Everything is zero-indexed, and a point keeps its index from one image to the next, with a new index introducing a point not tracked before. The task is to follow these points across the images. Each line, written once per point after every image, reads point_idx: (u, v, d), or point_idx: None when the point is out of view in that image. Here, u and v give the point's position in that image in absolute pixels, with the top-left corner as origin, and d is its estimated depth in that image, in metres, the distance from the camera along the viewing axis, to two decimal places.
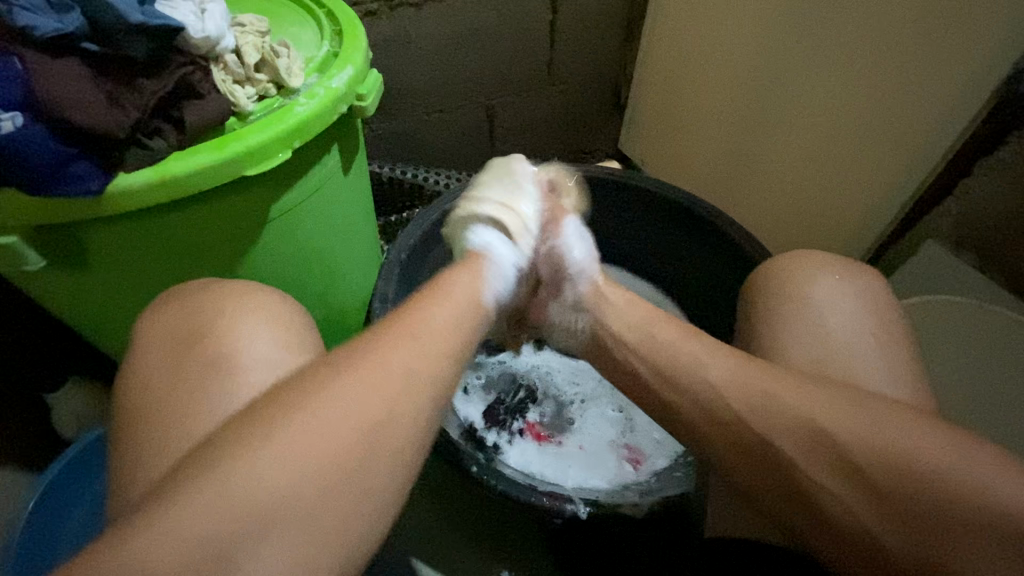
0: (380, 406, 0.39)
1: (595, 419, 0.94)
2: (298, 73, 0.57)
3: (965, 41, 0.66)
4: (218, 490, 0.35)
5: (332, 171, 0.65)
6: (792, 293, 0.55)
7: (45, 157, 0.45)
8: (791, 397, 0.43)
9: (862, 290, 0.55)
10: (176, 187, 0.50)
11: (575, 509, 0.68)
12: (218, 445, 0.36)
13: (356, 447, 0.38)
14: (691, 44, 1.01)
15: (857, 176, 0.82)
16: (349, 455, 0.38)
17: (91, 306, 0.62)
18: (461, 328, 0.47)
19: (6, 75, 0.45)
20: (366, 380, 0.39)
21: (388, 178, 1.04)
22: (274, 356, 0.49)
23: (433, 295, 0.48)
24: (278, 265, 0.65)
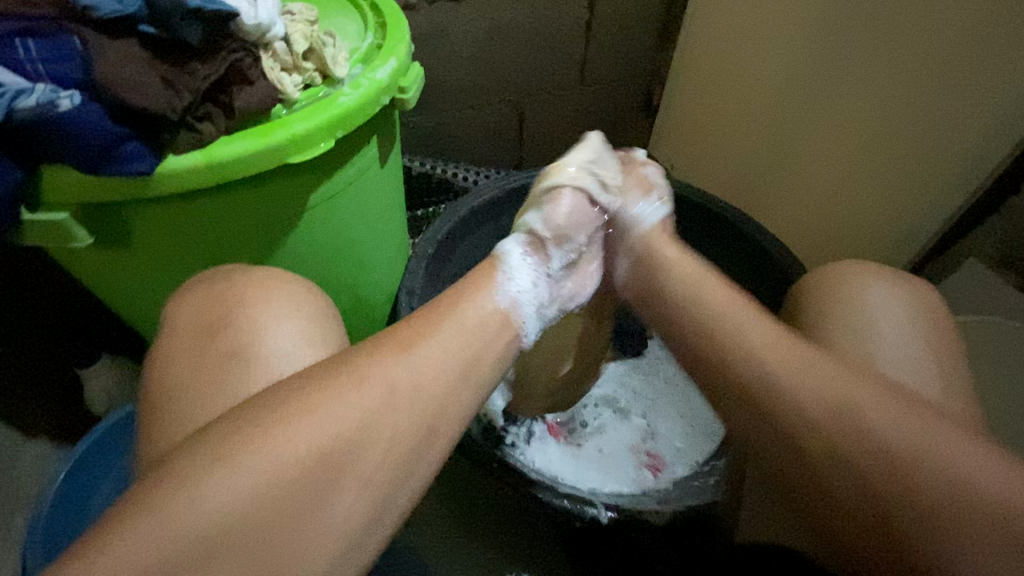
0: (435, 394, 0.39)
1: (614, 424, 0.93)
2: (343, 63, 0.57)
3: (1021, 59, 0.64)
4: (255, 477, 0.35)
5: (369, 163, 0.65)
6: (831, 305, 0.54)
7: (99, 136, 0.45)
8: (871, 410, 0.41)
9: (899, 304, 0.53)
10: (222, 171, 0.50)
11: (597, 512, 0.68)
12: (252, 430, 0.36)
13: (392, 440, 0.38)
14: (727, 47, 1.00)
15: (896, 188, 0.80)
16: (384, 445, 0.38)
17: (130, 286, 0.63)
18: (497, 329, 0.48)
19: (66, 54, 0.45)
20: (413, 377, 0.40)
21: (416, 172, 1.04)
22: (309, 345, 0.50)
23: (466, 308, 0.48)
24: (312, 254, 0.66)
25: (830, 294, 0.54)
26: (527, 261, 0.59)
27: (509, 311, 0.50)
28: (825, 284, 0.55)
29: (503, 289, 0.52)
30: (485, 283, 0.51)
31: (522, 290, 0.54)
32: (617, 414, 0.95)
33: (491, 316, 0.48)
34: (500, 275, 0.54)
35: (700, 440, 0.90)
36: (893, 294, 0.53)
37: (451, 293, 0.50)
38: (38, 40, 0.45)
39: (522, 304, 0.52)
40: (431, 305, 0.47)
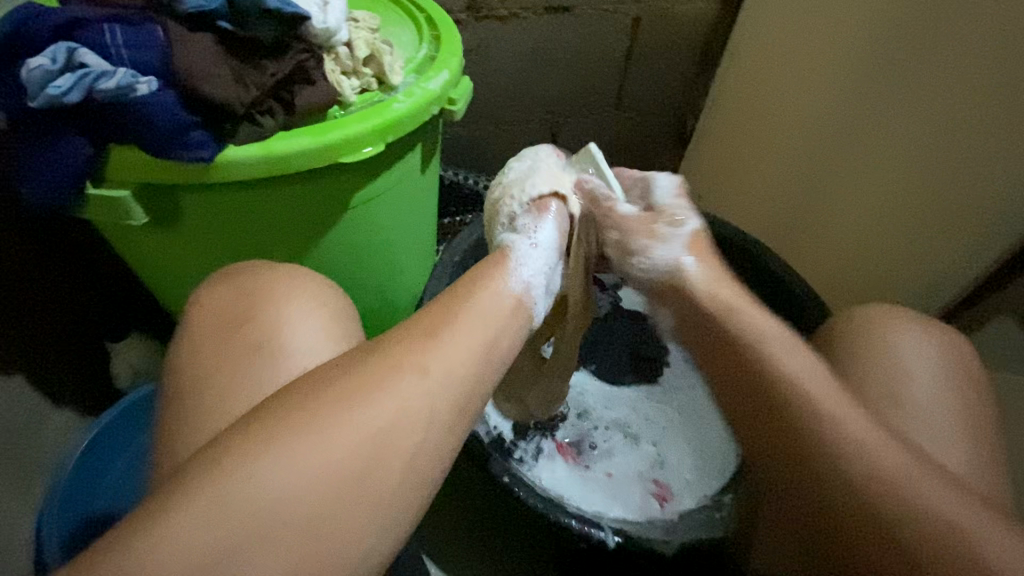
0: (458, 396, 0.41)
1: (624, 449, 0.93)
2: (399, 72, 0.59)
3: None
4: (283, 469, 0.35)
5: (411, 169, 0.66)
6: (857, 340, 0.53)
7: (169, 121, 0.47)
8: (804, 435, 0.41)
9: (923, 343, 0.52)
10: (278, 164, 0.52)
11: (604, 536, 0.69)
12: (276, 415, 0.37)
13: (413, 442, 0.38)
14: (763, 86, 1.01)
15: (923, 236, 0.80)
16: (412, 445, 0.38)
17: (169, 267, 0.65)
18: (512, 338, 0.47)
19: (148, 41, 0.47)
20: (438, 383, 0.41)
21: (449, 182, 1.07)
22: (334, 340, 0.51)
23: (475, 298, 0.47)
24: (346, 252, 0.67)
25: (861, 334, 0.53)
26: (534, 249, 0.56)
27: (523, 296, 0.50)
28: (855, 324, 0.55)
29: (518, 273, 0.52)
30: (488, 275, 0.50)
31: (533, 274, 0.53)
32: (627, 439, 0.95)
33: (506, 303, 0.48)
34: (512, 264, 0.53)
35: (710, 473, 0.90)
36: (918, 333, 0.52)
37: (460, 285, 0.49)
38: (124, 27, 0.47)
39: (535, 289, 0.52)
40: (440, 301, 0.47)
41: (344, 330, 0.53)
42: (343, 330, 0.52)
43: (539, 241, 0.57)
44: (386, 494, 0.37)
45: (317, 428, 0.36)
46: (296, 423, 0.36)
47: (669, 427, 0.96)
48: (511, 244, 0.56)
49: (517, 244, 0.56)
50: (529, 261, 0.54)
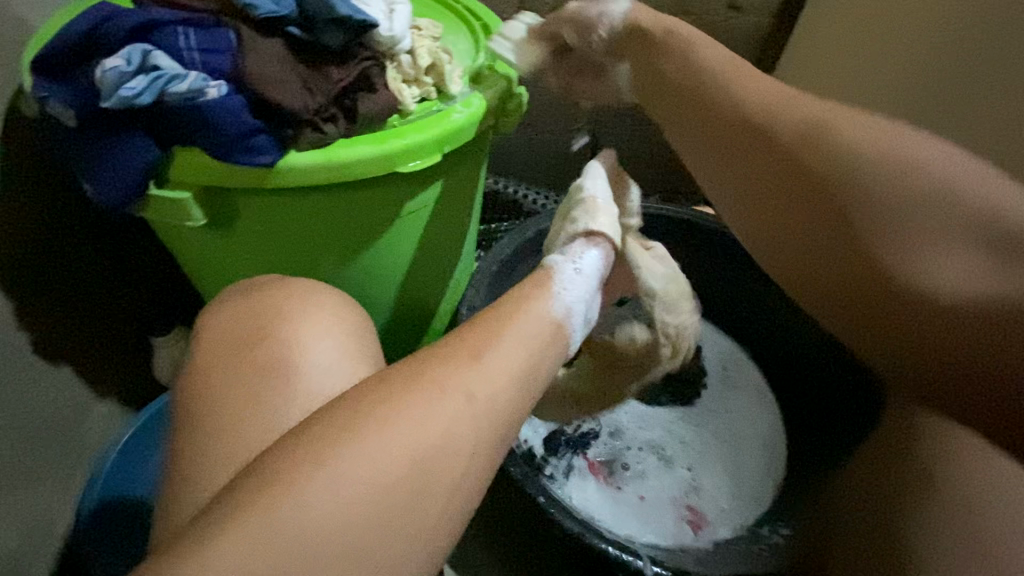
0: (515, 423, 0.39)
1: (658, 473, 0.91)
2: (459, 81, 0.58)
3: None
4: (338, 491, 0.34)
5: (461, 179, 0.66)
6: None
7: (236, 126, 0.47)
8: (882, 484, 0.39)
9: None
10: (337, 172, 0.51)
11: (642, 565, 0.67)
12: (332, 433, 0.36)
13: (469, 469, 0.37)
14: None
15: None
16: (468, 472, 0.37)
17: (217, 267, 0.65)
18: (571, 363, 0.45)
19: (219, 46, 0.48)
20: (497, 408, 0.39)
21: (489, 190, 1.06)
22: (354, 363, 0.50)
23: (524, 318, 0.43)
24: (392, 260, 0.67)
25: None
26: (577, 274, 0.52)
27: (563, 322, 0.45)
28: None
29: (560, 295, 0.48)
30: (534, 293, 0.47)
31: (576, 299, 0.48)
32: (661, 462, 0.92)
33: (548, 324, 0.44)
34: (554, 287, 0.48)
35: (745, 503, 0.87)
36: None
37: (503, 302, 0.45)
38: (197, 31, 0.48)
39: (576, 317, 0.47)
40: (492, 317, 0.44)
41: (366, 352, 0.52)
42: (359, 351, 0.51)
43: (582, 268, 0.53)
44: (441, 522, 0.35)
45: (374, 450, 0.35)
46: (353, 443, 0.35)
47: (704, 452, 0.93)
48: (553, 265, 0.52)
49: (562, 267, 0.52)
50: (571, 285, 0.50)
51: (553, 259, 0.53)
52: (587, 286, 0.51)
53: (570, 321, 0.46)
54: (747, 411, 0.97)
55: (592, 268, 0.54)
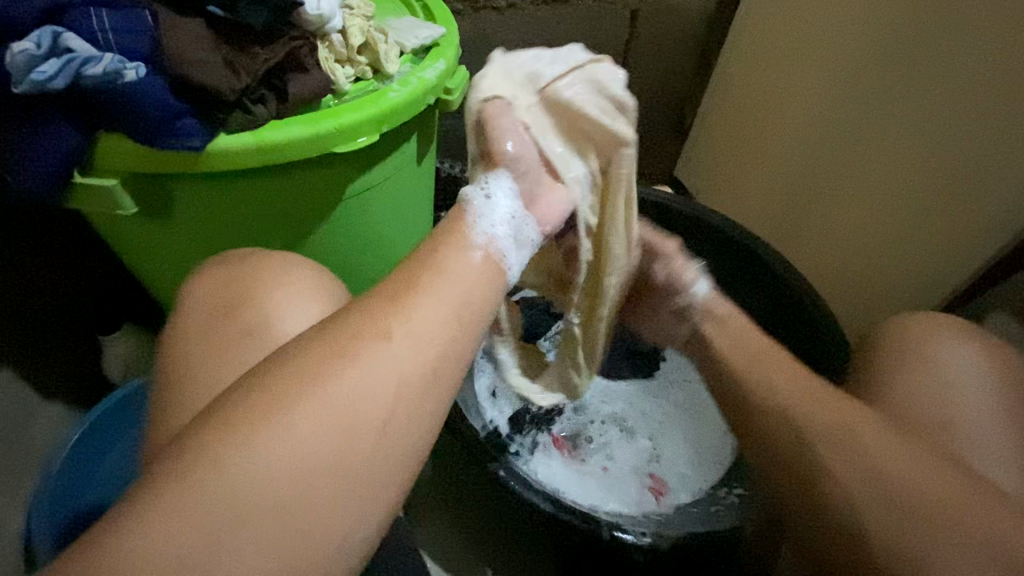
0: None
1: (620, 444, 0.93)
2: (395, 60, 0.58)
3: None
4: None
5: (406, 161, 0.65)
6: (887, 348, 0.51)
7: (158, 109, 0.46)
8: None
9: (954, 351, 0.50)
10: (271, 154, 0.51)
11: (598, 530, 0.69)
12: None
13: None
14: (756, 80, 0.99)
15: (921, 233, 0.78)
16: None
17: (159, 258, 0.64)
18: None
19: (136, 27, 0.47)
20: None
21: (446, 175, 1.05)
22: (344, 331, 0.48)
23: (450, 261, 0.39)
24: (341, 244, 0.66)
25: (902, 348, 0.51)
26: (498, 200, 0.47)
27: (490, 251, 0.42)
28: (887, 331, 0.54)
29: (478, 225, 0.43)
30: (456, 226, 0.43)
31: (498, 227, 0.44)
32: (623, 433, 0.94)
33: (477, 265, 0.40)
34: (471, 214, 0.44)
35: (706, 468, 0.90)
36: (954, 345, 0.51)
37: (425, 246, 0.41)
38: (111, 12, 0.46)
39: (502, 240, 0.44)
40: (415, 258, 0.40)
41: (326, 299, 0.51)
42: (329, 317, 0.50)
43: (496, 193, 0.47)
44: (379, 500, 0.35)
45: None
46: None
47: (665, 422, 0.95)
48: (464, 195, 0.46)
49: (476, 199, 0.46)
50: (493, 215, 0.45)
51: (469, 191, 0.47)
52: (507, 210, 0.46)
53: (501, 253, 0.43)
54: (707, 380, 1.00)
55: (510, 190, 0.49)
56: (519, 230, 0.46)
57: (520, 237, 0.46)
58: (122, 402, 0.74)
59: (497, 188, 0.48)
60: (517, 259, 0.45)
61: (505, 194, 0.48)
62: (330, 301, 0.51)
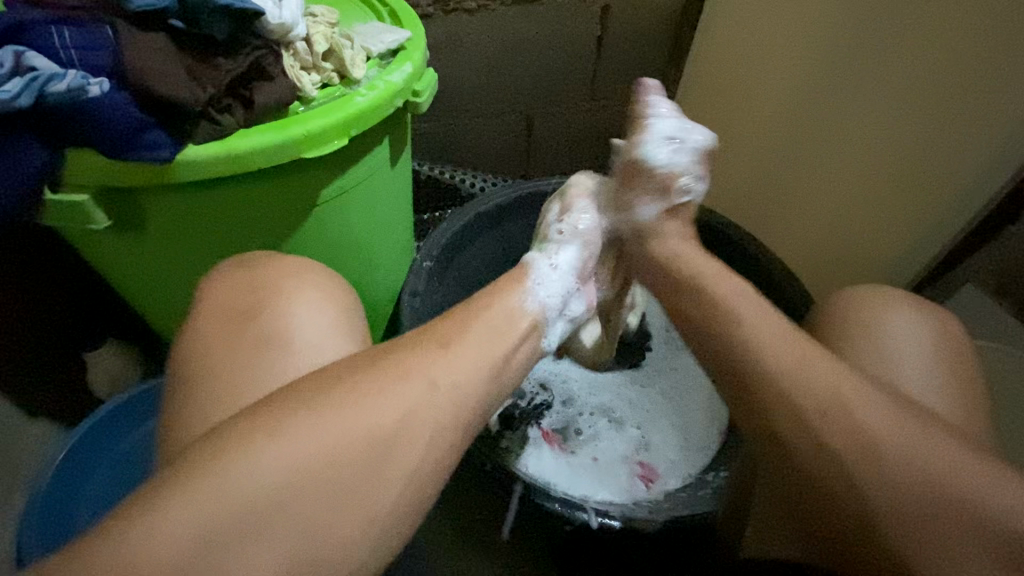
0: (431, 386, 0.40)
1: (610, 434, 0.94)
2: (361, 65, 0.59)
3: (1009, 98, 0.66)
4: (246, 473, 0.34)
5: (380, 163, 0.66)
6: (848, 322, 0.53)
7: (124, 123, 0.47)
8: None
9: (914, 324, 0.53)
10: (240, 162, 0.52)
11: (587, 518, 0.70)
12: (239, 417, 0.37)
13: (384, 443, 0.38)
14: (727, 70, 1.01)
15: (889, 212, 0.80)
16: (391, 447, 0.38)
17: (138, 272, 0.65)
18: (488, 320, 0.47)
19: (98, 43, 0.47)
20: (409, 373, 0.40)
21: (426, 177, 1.06)
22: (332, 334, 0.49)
23: (505, 316, 0.48)
24: (319, 248, 0.67)
25: (861, 318, 0.54)
26: (553, 271, 0.59)
27: (539, 315, 0.51)
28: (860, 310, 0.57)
29: (536, 292, 0.53)
30: (521, 288, 0.52)
31: (550, 296, 0.54)
32: (611, 423, 0.95)
33: (528, 321, 0.49)
34: (531, 280, 0.54)
35: (694, 452, 0.91)
36: (916, 319, 0.54)
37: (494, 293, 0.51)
38: (72, 29, 0.47)
39: (551, 309, 0.54)
40: (477, 308, 0.48)
41: (342, 317, 0.51)
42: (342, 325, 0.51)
43: (556, 262, 0.61)
44: (362, 491, 0.36)
45: (284, 428, 0.36)
46: (261, 426, 0.36)
47: (653, 410, 0.96)
48: (532, 261, 0.59)
49: (541, 268, 0.58)
50: (549, 287, 0.56)
51: (534, 258, 0.60)
52: (560, 282, 0.58)
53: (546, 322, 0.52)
54: (692, 367, 1.01)
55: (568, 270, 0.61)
56: (563, 305, 0.57)
57: (563, 312, 0.57)
58: (110, 416, 0.75)
59: (554, 258, 0.61)
60: (557, 329, 0.55)
61: (559, 270, 0.59)
62: (333, 304, 0.52)
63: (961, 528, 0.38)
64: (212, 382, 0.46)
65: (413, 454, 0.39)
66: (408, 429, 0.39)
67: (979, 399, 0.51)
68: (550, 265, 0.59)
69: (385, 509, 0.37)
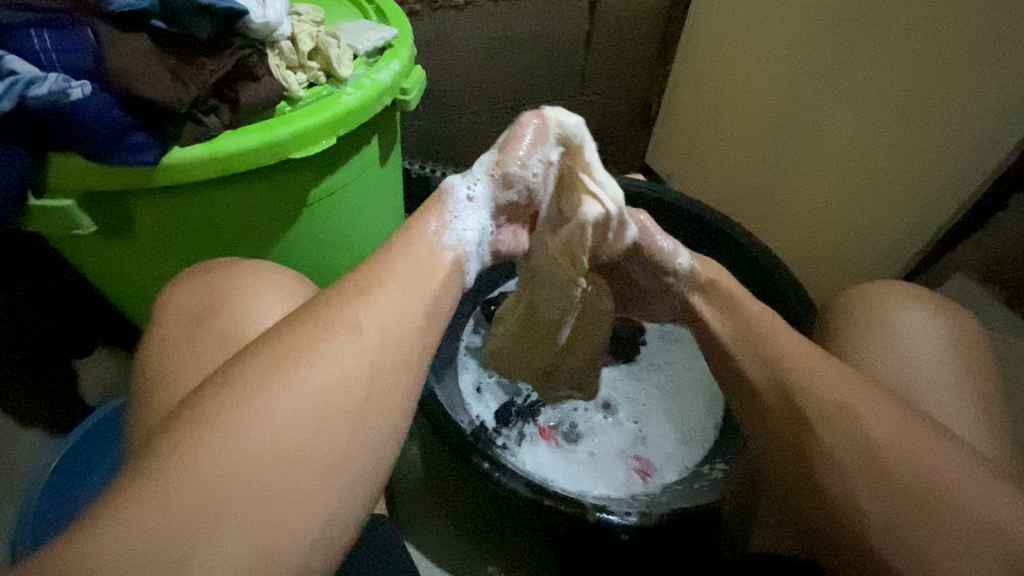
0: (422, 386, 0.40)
1: (605, 429, 0.94)
2: (348, 63, 0.58)
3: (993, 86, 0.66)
4: None
5: (369, 162, 0.66)
6: None
7: (107, 125, 0.47)
8: None
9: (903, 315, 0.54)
10: (225, 163, 0.51)
11: (584, 513, 0.70)
12: None
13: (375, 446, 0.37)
14: (717, 63, 1.01)
15: (879, 202, 0.81)
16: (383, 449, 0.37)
17: (126, 276, 0.64)
18: None
19: (79, 45, 0.47)
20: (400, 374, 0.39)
21: (417, 176, 1.06)
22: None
23: (423, 250, 0.46)
24: (309, 250, 0.67)
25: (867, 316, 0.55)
26: (474, 201, 0.52)
27: (457, 252, 0.48)
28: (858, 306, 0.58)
29: (450, 228, 0.49)
30: (432, 222, 0.49)
31: (467, 230, 0.50)
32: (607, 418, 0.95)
33: (446, 260, 0.46)
34: (448, 214, 0.50)
35: (690, 445, 0.91)
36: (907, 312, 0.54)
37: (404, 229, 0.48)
38: (52, 31, 0.47)
39: (468, 245, 0.50)
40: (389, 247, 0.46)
41: None
42: None
43: (477, 192, 0.53)
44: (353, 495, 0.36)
45: None
46: None
47: (648, 404, 0.96)
48: (449, 187, 0.52)
49: (458, 196, 0.52)
50: (465, 220, 0.51)
51: (453, 179, 0.53)
52: (479, 216, 0.53)
53: (462, 260, 0.49)
54: (687, 360, 1.01)
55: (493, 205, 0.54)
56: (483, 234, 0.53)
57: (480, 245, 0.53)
58: (101, 424, 0.74)
59: (477, 184, 0.53)
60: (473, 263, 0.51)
61: (479, 200, 0.53)
62: None
63: (961, 517, 0.38)
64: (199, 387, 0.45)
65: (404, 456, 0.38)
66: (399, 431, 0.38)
67: (971, 389, 0.51)
68: (471, 192, 0.53)
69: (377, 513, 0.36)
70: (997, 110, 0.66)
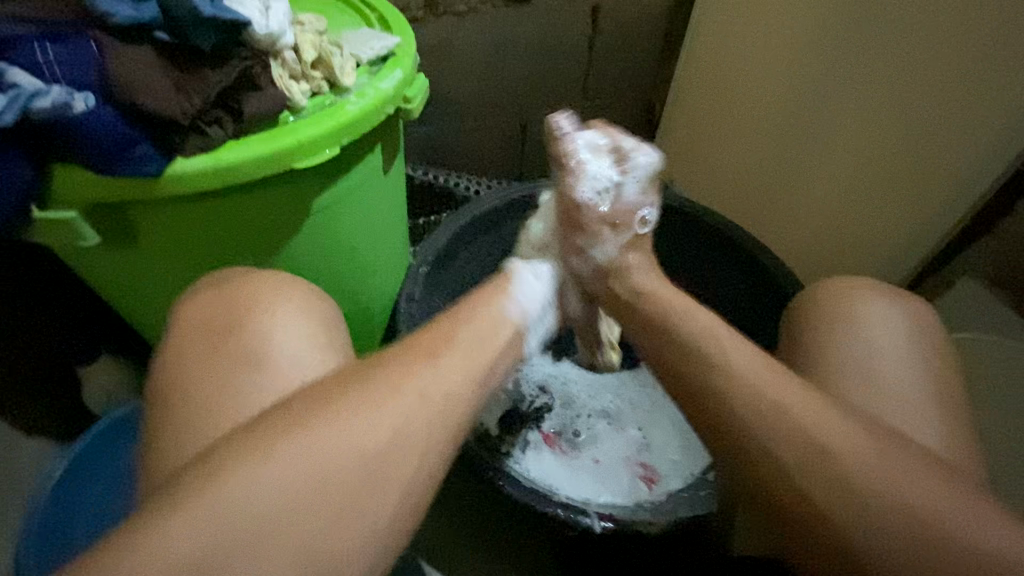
0: (424, 401, 0.40)
1: (610, 436, 0.93)
2: (351, 73, 0.58)
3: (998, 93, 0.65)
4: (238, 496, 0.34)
5: (371, 171, 0.66)
6: (842, 321, 0.53)
7: (111, 137, 0.47)
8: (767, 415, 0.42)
9: (913, 324, 0.53)
10: (227, 174, 0.51)
11: (590, 523, 0.69)
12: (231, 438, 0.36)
13: (378, 460, 0.37)
14: (721, 67, 1.00)
15: (883, 208, 0.80)
16: (384, 465, 0.37)
17: (129, 286, 0.64)
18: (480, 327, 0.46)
19: (82, 58, 0.47)
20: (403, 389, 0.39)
21: (420, 182, 1.06)
22: (302, 348, 0.49)
23: (484, 319, 0.48)
24: (311, 258, 0.66)
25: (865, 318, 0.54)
26: (535, 278, 0.57)
27: (522, 322, 0.51)
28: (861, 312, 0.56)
29: (516, 301, 0.52)
30: (498, 296, 0.52)
31: (531, 302, 0.53)
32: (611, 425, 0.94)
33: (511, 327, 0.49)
34: (513, 292, 0.53)
35: (694, 452, 0.90)
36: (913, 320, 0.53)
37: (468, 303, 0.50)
38: (55, 44, 0.47)
39: (531, 316, 0.52)
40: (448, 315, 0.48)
41: (320, 326, 0.51)
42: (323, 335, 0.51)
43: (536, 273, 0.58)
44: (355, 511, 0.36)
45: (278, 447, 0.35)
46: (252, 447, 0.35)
47: (653, 411, 0.96)
48: (513, 270, 0.56)
49: (520, 274, 0.56)
50: (531, 295, 0.54)
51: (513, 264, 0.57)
52: (542, 295, 0.56)
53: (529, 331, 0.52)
54: None
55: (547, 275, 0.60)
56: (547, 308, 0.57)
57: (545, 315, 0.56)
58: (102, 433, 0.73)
59: (532, 261, 0.58)
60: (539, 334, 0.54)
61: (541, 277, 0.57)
62: (315, 317, 0.51)
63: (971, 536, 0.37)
64: (204, 399, 0.45)
65: (405, 469, 0.38)
66: (401, 446, 0.38)
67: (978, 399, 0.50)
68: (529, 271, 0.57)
69: (378, 528, 0.36)
70: (1001, 117, 0.66)
